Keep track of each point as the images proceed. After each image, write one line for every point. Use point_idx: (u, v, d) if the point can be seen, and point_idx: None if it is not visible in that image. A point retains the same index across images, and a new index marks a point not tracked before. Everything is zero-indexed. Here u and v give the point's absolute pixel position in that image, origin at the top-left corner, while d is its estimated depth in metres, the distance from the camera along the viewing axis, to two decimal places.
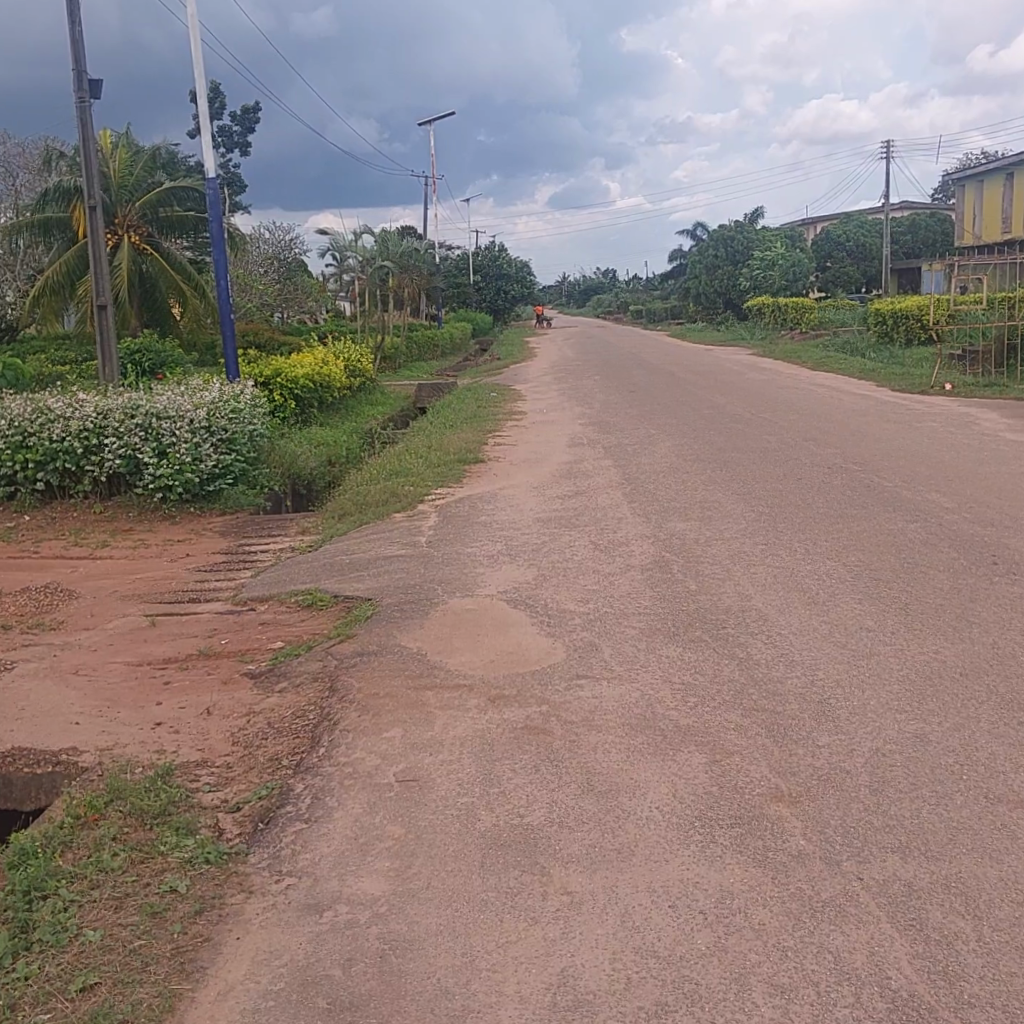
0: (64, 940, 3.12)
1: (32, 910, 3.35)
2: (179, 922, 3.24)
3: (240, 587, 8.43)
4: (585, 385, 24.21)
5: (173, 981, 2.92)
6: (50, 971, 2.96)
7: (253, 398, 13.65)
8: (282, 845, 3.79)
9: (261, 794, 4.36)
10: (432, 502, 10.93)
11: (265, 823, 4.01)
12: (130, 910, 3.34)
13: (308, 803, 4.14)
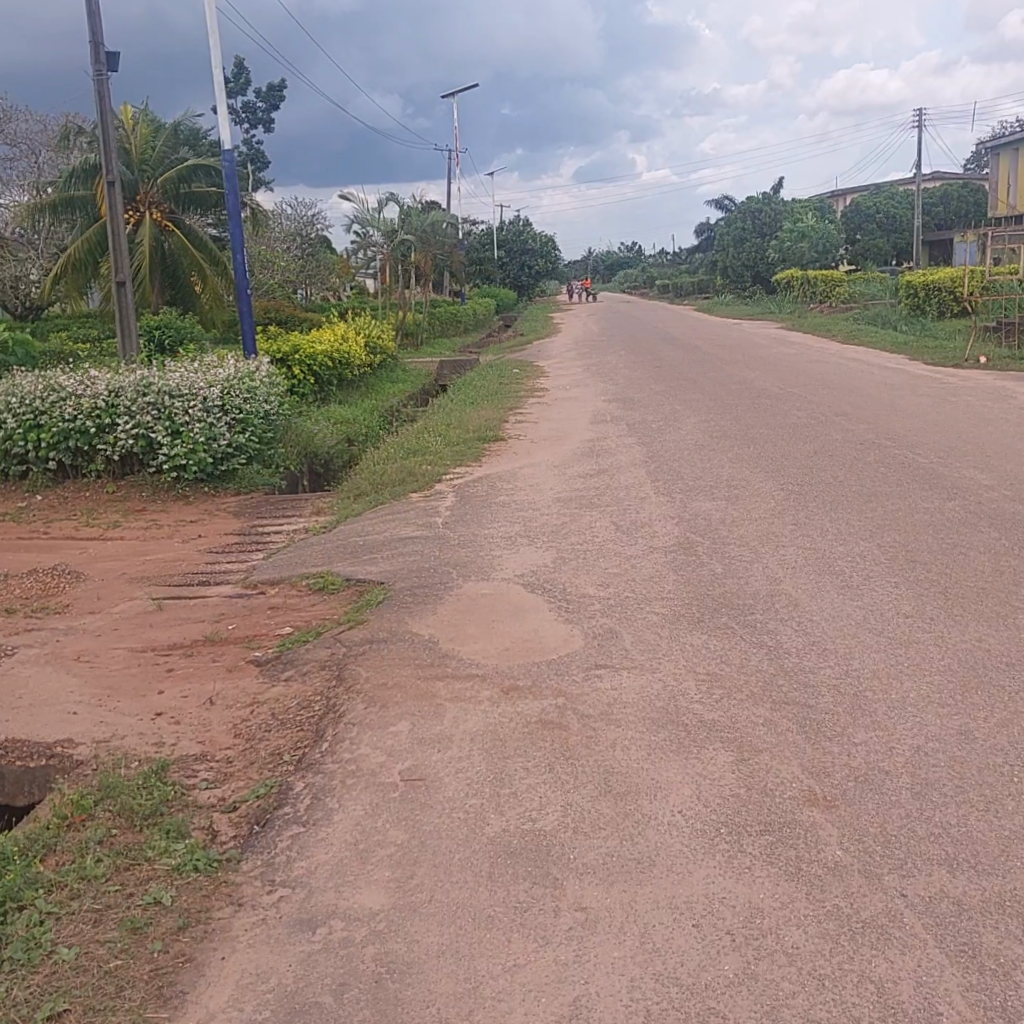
0: (36, 960, 2.90)
1: (6, 923, 3.14)
2: (161, 940, 3.01)
3: (251, 569, 8.21)
4: (608, 360, 23.82)
5: (148, 1008, 2.69)
6: (18, 995, 2.74)
7: (269, 375, 13.38)
8: (276, 852, 3.56)
9: (258, 793, 4.16)
10: (449, 480, 10.64)
11: (260, 827, 3.80)
12: (108, 924, 3.11)
13: (307, 805, 3.90)
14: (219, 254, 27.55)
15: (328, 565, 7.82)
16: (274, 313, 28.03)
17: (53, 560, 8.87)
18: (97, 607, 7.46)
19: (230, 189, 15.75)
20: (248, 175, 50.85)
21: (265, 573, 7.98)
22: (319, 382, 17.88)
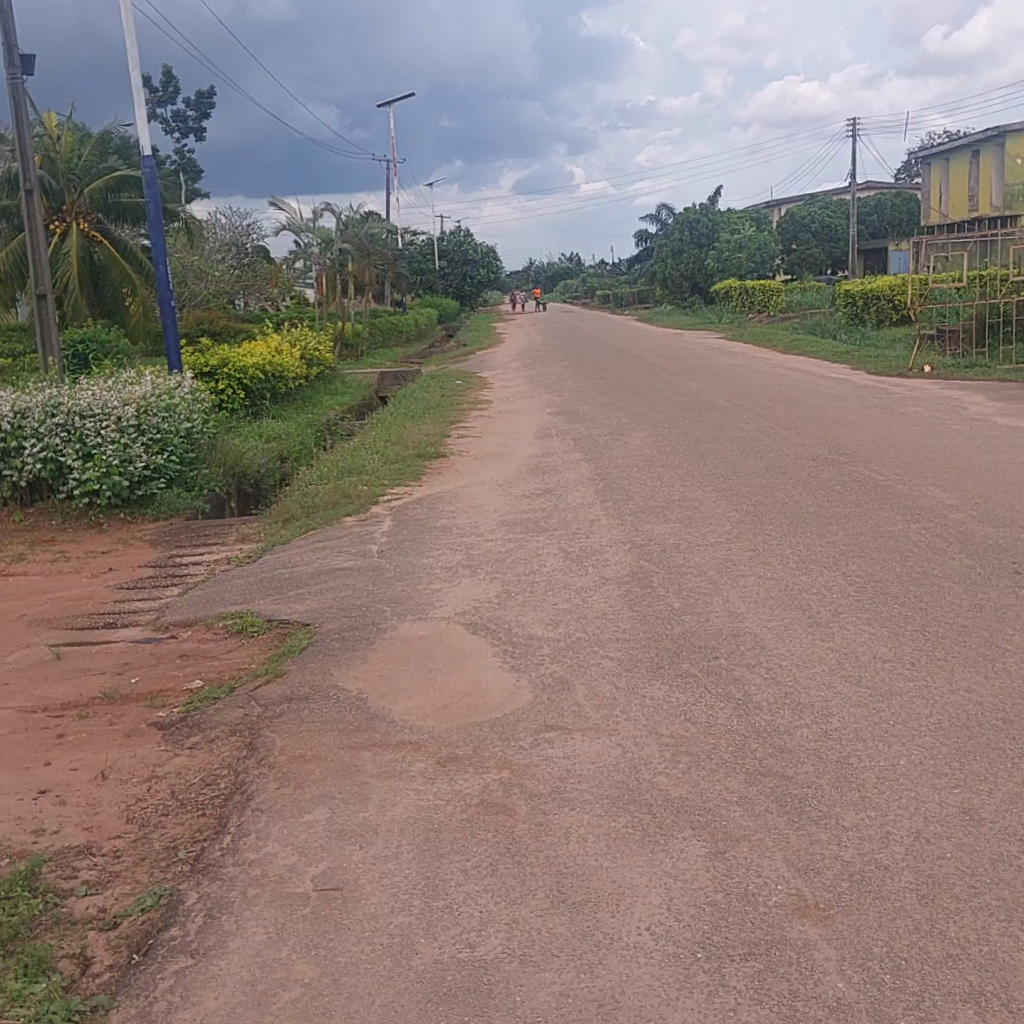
0: None
1: None
2: None
3: (164, 608, 7.45)
4: (551, 371, 23.32)
5: None
6: None
7: (193, 391, 12.56)
8: (156, 995, 2.88)
9: (145, 902, 3.45)
10: (386, 503, 9.96)
11: (141, 955, 3.11)
12: None
13: (199, 924, 3.23)
14: (148, 263, 26.45)
15: (249, 603, 7.10)
16: (206, 324, 27.00)
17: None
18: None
19: (150, 195, 14.87)
20: (180, 185, 49.46)
21: (179, 613, 7.23)
22: (250, 397, 17.04)
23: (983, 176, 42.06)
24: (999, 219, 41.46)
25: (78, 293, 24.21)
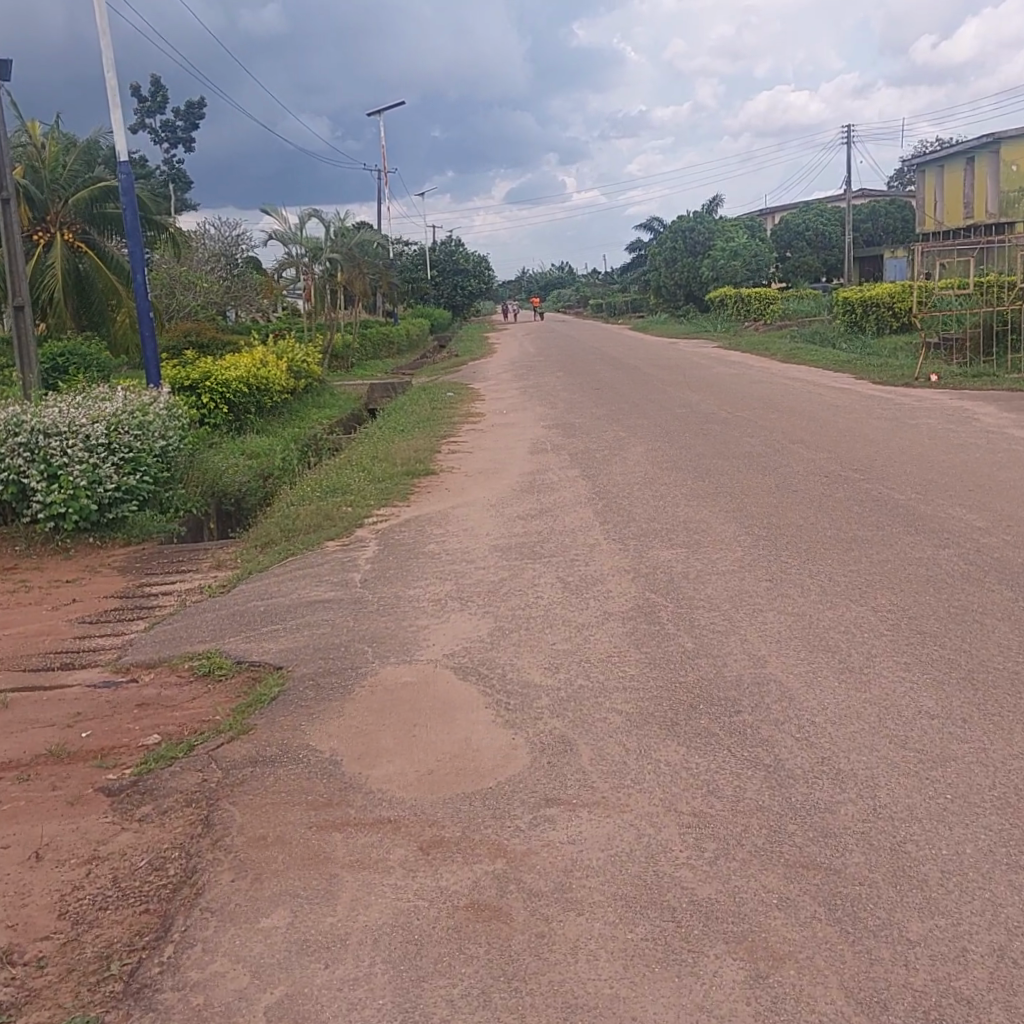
0: None
1: None
2: None
3: (127, 647, 6.82)
4: (546, 382, 22.77)
5: None
6: None
7: (170, 406, 11.96)
8: None
9: None
10: (372, 525, 9.36)
11: None
12: None
13: None
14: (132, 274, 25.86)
15: (219, 642, 6.48)
16: (193, 336, 26.38)
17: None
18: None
19: (126, 202, 14.25)
20: (169, 196, 48.91)
21: (143, 653, 6.60)
22: (233, 411, 16.44)
23: (979, 182, 41.75)
24: (997, 225, 41.10)
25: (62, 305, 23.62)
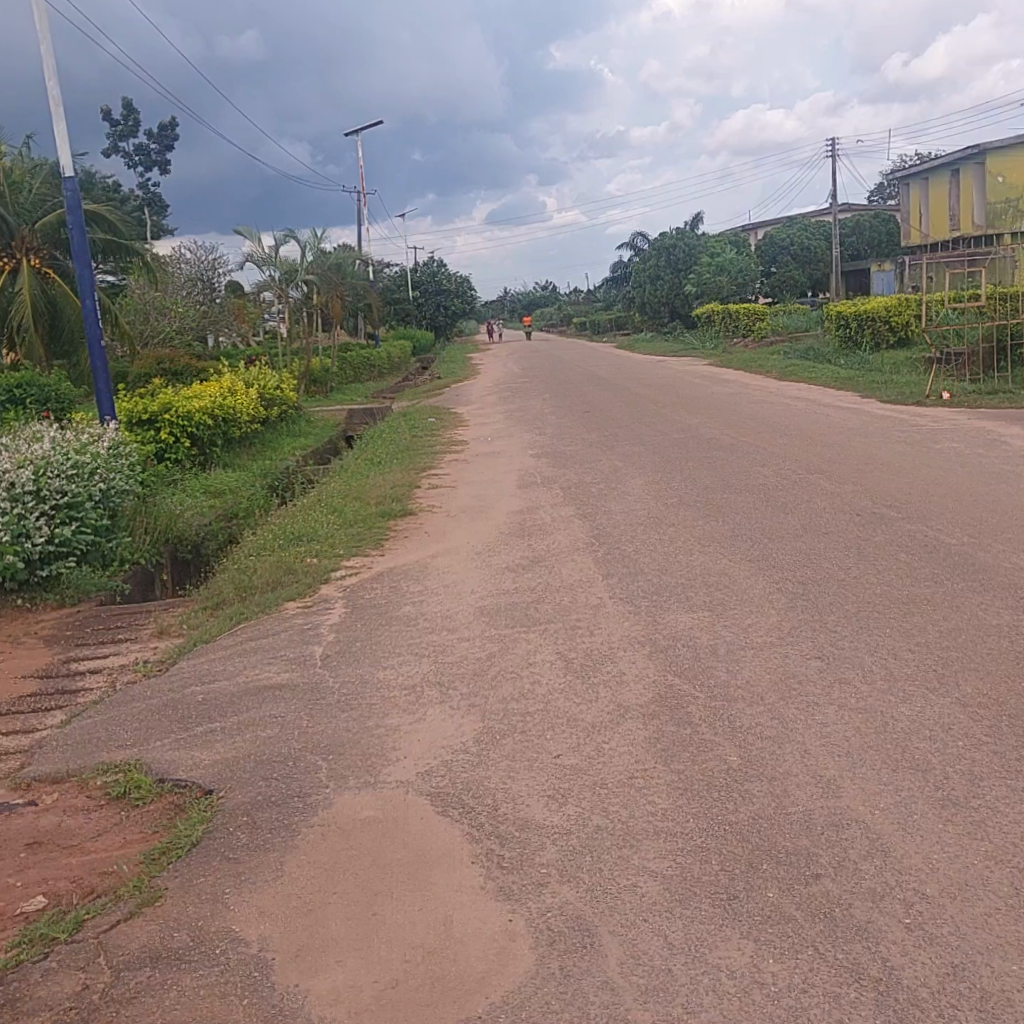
0: None
1: None
2: None
3: (30, 754, 5.52)
4: (532, 405, 21.68)
5: None
6: None
7: (116, 443, 10.70)
8: None
9: None
10: (339, 583, 8.15)
11: None
12: None
13: None
14: (109, 302, 24.69)
15: (141, 749, 5.21)
16: (165, 363, 25.10)
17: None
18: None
19: (73, 220, 12.97)
20: (144, 219, 47.75)
21: (48, 764, 5.30)
22: (198, 445, 15.18)
23: (965, 194, 41.18)
24: (986, 237, 40.45)
25: (32, 334, 22.11)
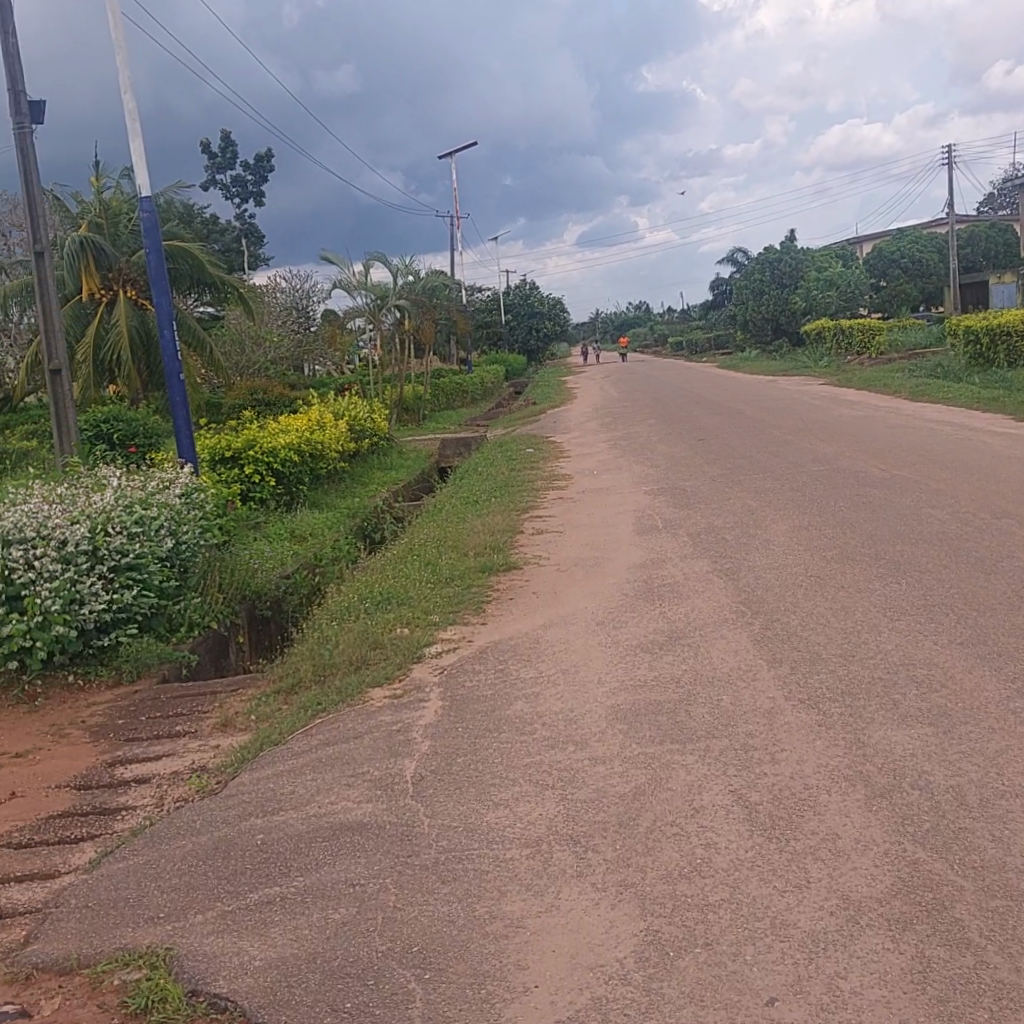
0: None
1: None
2: None
3: (37, 925, 3.78)
4: (638, 432, 20.19)
5: None
6: None
7: (191, 486, 9.57)
8: None
9: None
10: (437, 663, 6.81)
11: None
12: None
13: None
14: (205, 335, 23.61)
15: (175, 933, 3.73)
16: (259, 394, 24.48)
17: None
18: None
19: (150, 244, 12.02)
20: (243, 250, 48.09)
21: (54, 950, 3.60)
22: (284, 484, 14.12)
23: None
24: None
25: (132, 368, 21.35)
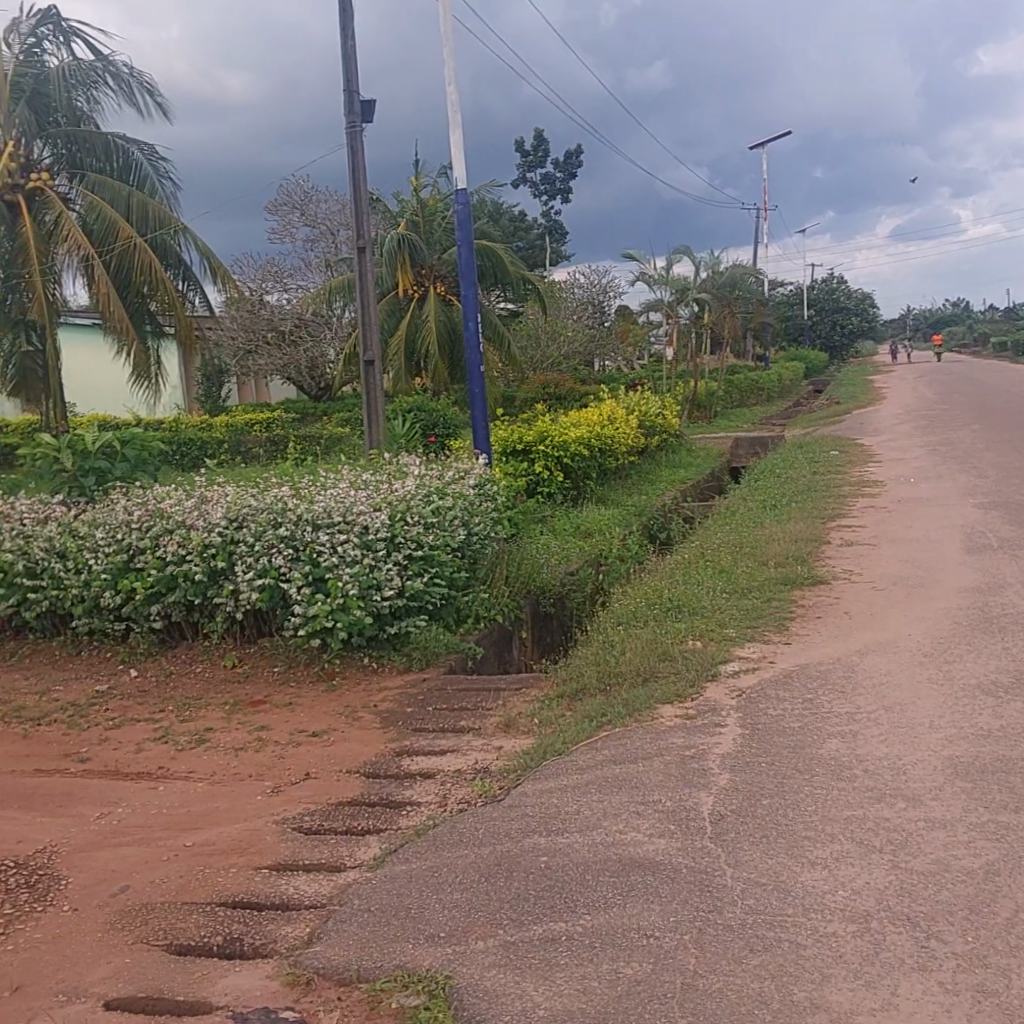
0: None
1: None
2: None
3: (322, 924, 3.58)
4: (961, 439, 18.05)
5: None
6: None
7: (483, 477, 9.57)
8: None
9: None
10: (733, 682, 6.18)
11: None
12: None
13: None
14: (504, 328, 24.30)
15: (455, 956, 3.41)
16: (551, 388, 24.82)
17: (16, 787, 4.69)
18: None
19: (462, 237, 12.24)
20: (544, 248, 49.38)
21: (337, 960, 3.35)
22: (572, 478, 13.99)
23: None
24: None
25: (439, 361, 22.35)
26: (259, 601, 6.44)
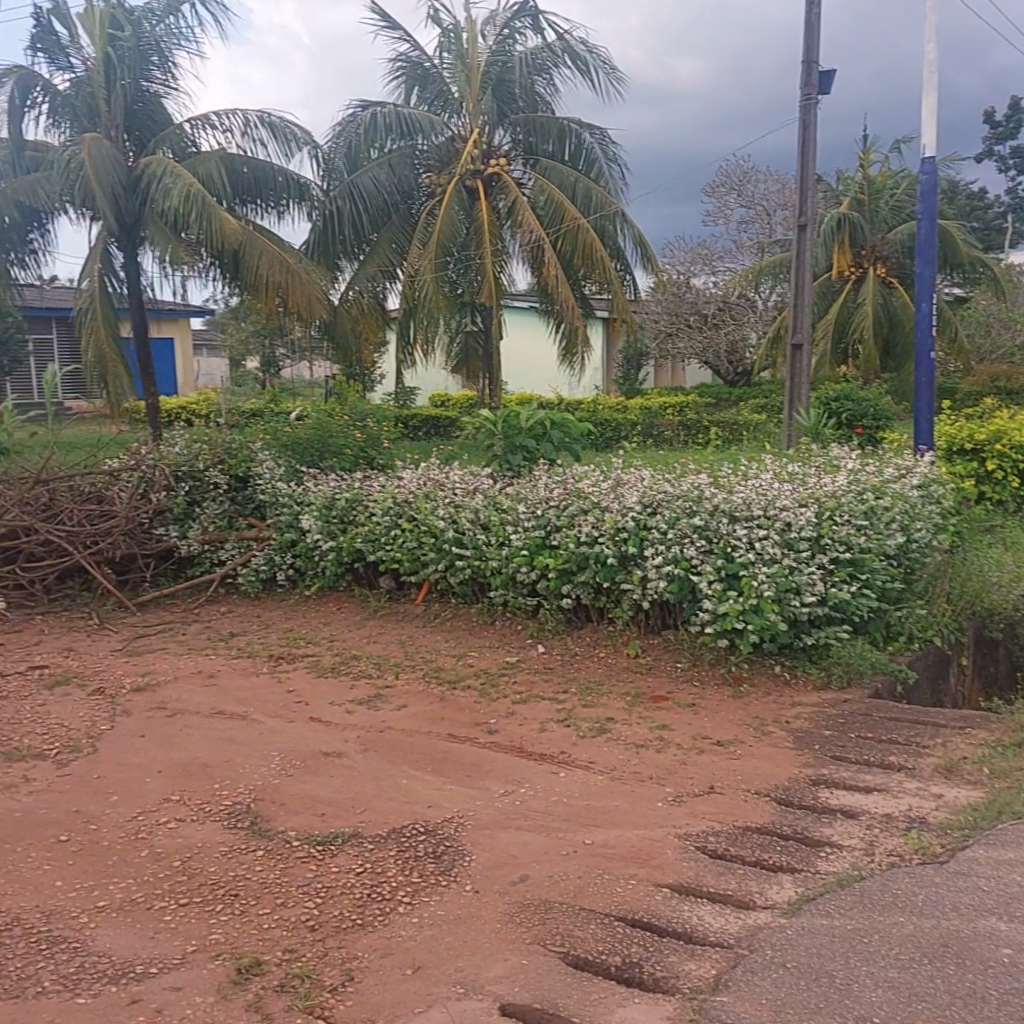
0: None
1: None
2: None
3: (731, 970, 2.87)
4: None
5: None
6: None
7: (927, 479, 8.31)
8: None
9: None
10: None
11: None
12: None
13: None
14: (951, 313, 21.62)
15: None
16: (1002, 382, 21.70)
17: (433, 747, 4.28)
18: (307, 1001, 2.31)
19: (924, 206, 10.81)
20: (1003, 224, 43.59)
21: (748, 1021, 2.62)
22: None
23: None
24: None
25: (871, 349, 20.53)
26: (669, 592, 5.89)
